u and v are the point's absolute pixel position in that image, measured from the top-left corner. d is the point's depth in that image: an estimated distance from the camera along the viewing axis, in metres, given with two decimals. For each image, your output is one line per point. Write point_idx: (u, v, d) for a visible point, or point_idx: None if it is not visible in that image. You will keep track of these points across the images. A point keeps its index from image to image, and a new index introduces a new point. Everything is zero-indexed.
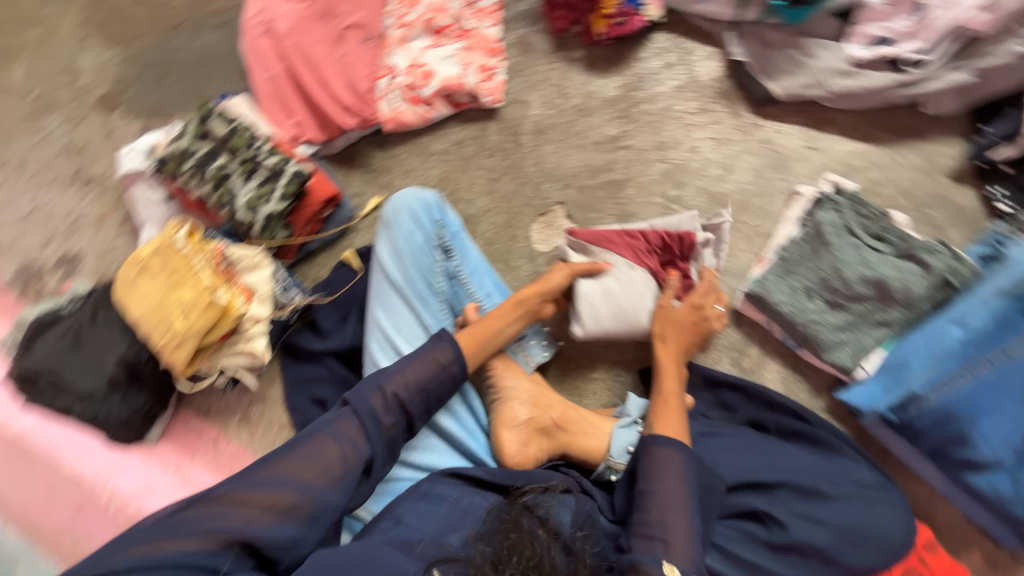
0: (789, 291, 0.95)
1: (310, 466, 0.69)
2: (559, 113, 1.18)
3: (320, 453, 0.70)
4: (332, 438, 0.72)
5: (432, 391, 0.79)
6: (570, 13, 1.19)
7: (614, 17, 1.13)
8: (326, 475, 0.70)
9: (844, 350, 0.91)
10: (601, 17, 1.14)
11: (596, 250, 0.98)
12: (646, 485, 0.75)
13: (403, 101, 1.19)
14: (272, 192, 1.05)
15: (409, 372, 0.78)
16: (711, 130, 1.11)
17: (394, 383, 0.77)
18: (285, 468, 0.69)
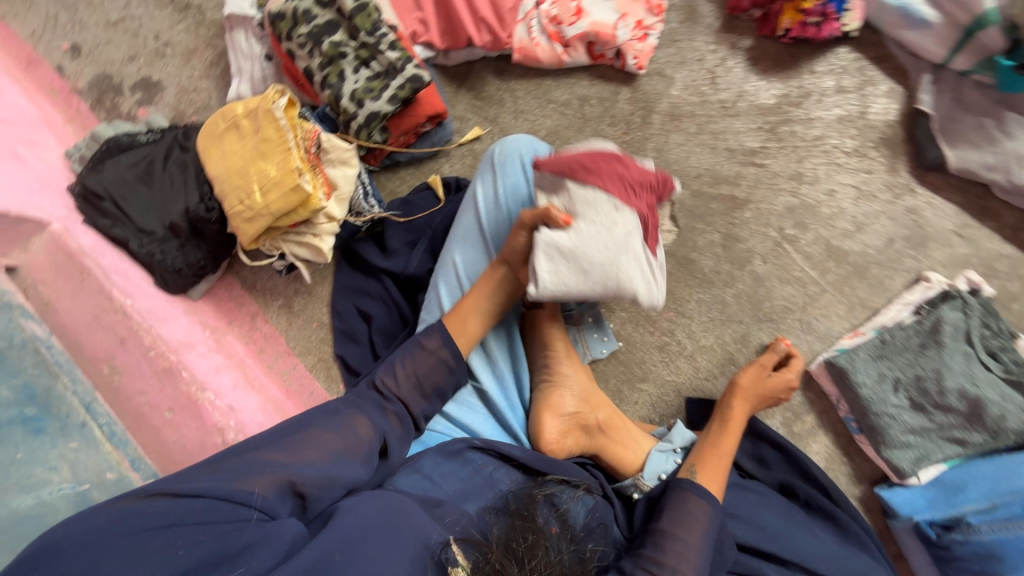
0: (876, 376, 0.89)
1: (331, 438, 0.68)
2: (701, 103, 1.06)
3: (338, 431, 0.69)
4: (346, 415, 0.71)
5: (424, 377, 0.77)
6: None
7: (810, 14, 0.98)
8: (348, 446, 0.69)
9: (907, 452, 0.87)
10: (793, 10, 0.98)
11: (569, 185, 0.78)
12: (667, 526, 0.74)
13: (541, 33, 1.06)
14: (383, 91, 0.96)
15: (409, 369, 0.77)
16: (860, 177, 0.99)
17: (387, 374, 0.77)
18: (306, 435, 0.67)
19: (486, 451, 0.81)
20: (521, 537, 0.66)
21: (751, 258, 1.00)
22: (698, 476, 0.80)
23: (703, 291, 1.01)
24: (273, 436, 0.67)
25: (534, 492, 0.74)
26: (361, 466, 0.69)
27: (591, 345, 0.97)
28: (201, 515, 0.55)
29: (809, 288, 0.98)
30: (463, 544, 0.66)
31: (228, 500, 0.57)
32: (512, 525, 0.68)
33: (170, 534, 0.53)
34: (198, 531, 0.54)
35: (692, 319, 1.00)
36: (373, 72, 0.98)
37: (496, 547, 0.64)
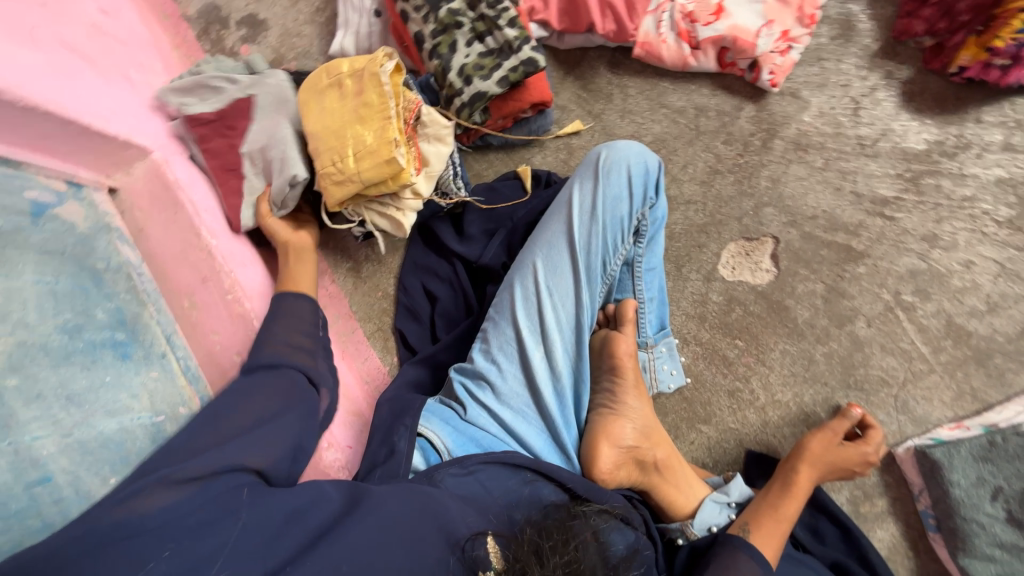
0: (973, 479, 0.82)
1: (253, 403, 0.65)
2: (836, 136, 0.94)
3: (258, 395, 0.66)
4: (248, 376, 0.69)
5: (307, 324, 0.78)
6: (940, 18, 0.88)
7: (997, 57, 0.84)
8: (276, 393, 0.67)
9: (991, 565, 0.79)
10: (977, 47, 0.85)
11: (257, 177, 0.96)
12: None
13: (671, 28, 0.97)
14: (494, 71, 0.91)
15: (284, 329, 0.76)
16: (1006, 253, 0.87)
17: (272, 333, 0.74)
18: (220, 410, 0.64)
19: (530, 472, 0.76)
20: (546, 538, 0.63)
21: (855, 318, 0.91)
22: (753, 536, 0.74)
23: (791, 343, 0.93)
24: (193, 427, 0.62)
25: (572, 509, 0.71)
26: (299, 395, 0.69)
27: (660, 375, 0.92)
28: (167, 519, 0.50)
29: (914, 364, 0.88)
30: (498, 538, 0.65)
31: (213, 484, 0.55)
32: (541, 527, 0.65)
33: (159, 531, 0.49)
34: (169, 533, 0.49)
35: (772, 370, 0.93)
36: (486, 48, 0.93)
37: (525, 542, 0.62)
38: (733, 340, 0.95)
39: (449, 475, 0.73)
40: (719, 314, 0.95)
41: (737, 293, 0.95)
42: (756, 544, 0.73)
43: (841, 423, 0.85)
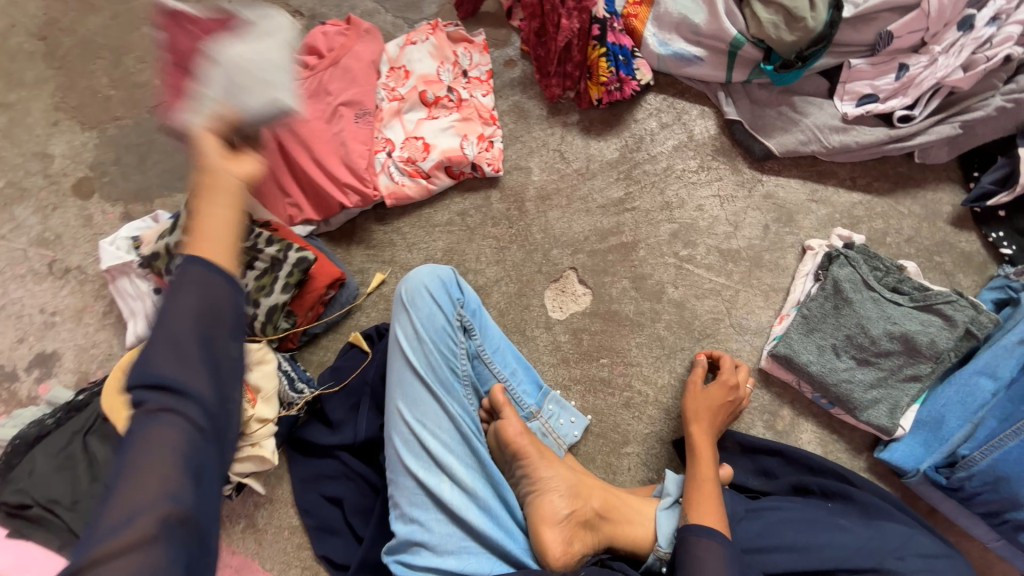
0: (817, 349, 0.93)
1: (146, 453, 0.49)
2: (561, 178, 1.18)
3: (146, 444, 0.49)
4: (197, 298, 0.53)
5: (208, 311, 0.54)
6: (564, 80, 1.19)
7: (609, 84, 1.15)
8: (169, 429, 0.50)
9: (879, 408, 0.89)
10: (595, 85, 1.16)
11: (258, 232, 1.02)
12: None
13: (403, 175, 1.18)
14: (274, 282, 0.99)
15: (182, 300, 0.52)
16: (714, 186, 1.12)
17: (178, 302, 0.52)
18: (166, 362, 0.51)
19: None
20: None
21: (664, 288, 1.07)
22: (694, 517, 0.77)
23: (638, 334, 1.05)
24: (140, 363, 0.51)
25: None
26: (210, 391, 0.52)
27: (559, 430, 0.97)
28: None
29: (724, 294, 1.05)
30: None
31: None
32: None
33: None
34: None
35: (642, 364, 1.03)
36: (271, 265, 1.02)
37: None
38: (599, 360, 1.05)
39: None
40: (574, 348, 1.06)
41: (576, 324, 1.08)
42: (699, 521, 0.75)
43: (704, 372, 0.96)
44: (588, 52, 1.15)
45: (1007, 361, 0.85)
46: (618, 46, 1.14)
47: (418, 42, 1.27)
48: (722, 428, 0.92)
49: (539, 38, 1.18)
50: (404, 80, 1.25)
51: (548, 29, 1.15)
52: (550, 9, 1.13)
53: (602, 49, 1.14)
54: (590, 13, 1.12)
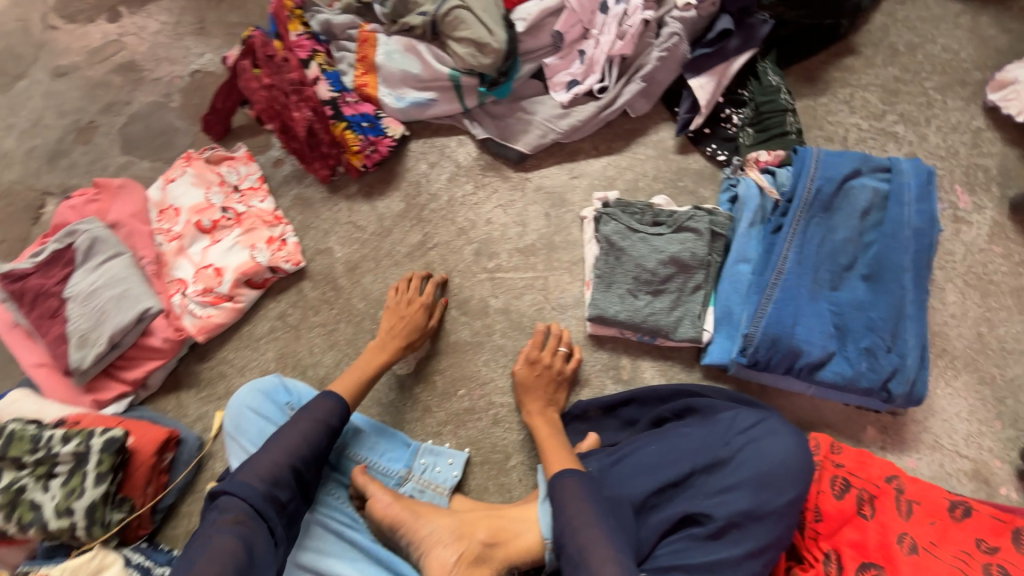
0: (619, 299, 1.03)
1: (208, 561, 0.70)
2: (362, 245, 1.22)
3: (213, 554, 0.71)
4: (296, 452, 0.84)
5: (314, 445, 0.86)
6: (327, 160, 1.25)
7: (364, 150, 1.23)
8: (235, 543, 0.73)
9: (685, 324, 1.01)
10: (353, 154, 1.22)
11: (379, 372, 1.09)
12: (568, 516, 0.77)
13: (204, 306, 1.13)
14: (84, 480, 0.90)
15: (287, 432, 0.86)
16: (493, 198, 1.22)
17: (288, 432, 0.86)
18: (260, 481, 0.80)
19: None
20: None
21: (487, 302, 1.14)
22: (555, 470, 0.87)
23: (481, 353, 1.10)
24: (240, 480, 0.79)
25: None
26: (281, 519, 0.80)
27: (438, 478, 0.98)
28: None
29: (537, 285, 1.14)
30: None
31: None
32: None
33: None
34: None
35: (495, 379, 1.07)
36: (361, 369, 1.00)
37: None
38: (458, 393, 1.07)
39: None
40: (431, 393, 1.07)
41: (424, 370, 1.09)
42: (559, 471, 0.84)
43: (529, 355, 1.03)
44: (333, 130, 1.22)
45: (749, 245, 1.01)
46: (360, 115, 1.24)
47: (177, 178, 1.26)
48: (559, 400, 1.02)
49: (285, 132, 1.24)
50: (175, 217, 1.22)
51: (287, 122, 1.23)
52: (281, 106, 1.22)
53: (344, 124, 1.22)
54: (319, 98, 1.22)
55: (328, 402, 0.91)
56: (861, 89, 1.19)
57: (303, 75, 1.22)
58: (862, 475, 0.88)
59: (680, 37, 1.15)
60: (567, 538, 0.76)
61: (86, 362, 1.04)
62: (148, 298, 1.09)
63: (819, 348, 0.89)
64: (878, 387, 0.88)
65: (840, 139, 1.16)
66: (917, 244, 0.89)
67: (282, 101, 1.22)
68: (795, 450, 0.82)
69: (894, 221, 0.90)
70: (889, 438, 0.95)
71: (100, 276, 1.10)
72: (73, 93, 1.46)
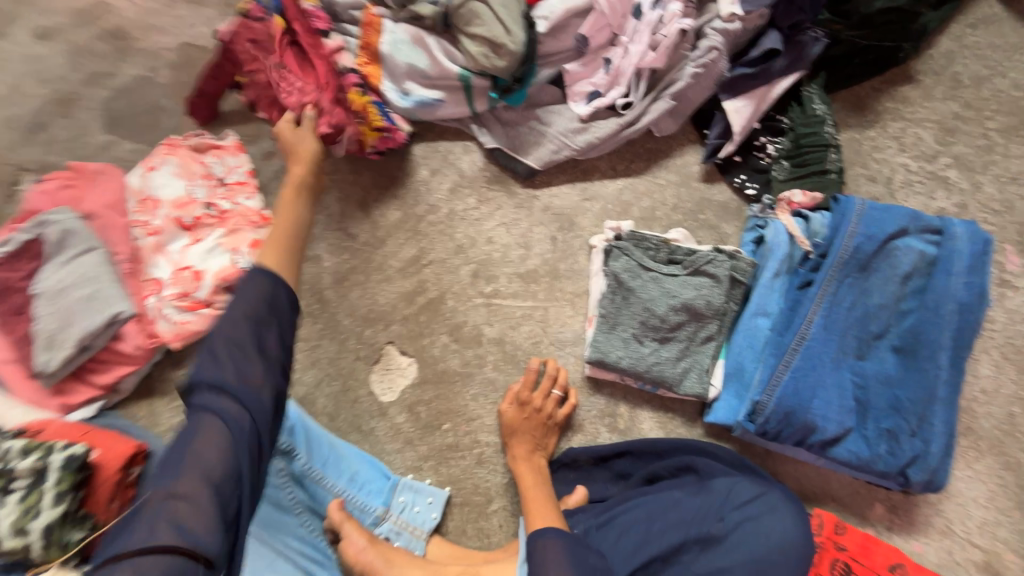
0: (623, 344, 0.95)
1: (198, 448, 0.58)
2: (353, 255, 1.13)
3: (200, 440, 0.59)
4: (256, 334, 0.65)
5: (275, 322, 0.68)
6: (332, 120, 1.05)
7: (384, 130, 1.10)
8: (226, 430, 0.60)
9: (692, 378, 0.93)
10: (372, 130, 1.08)
11: (386, 381, 1.05)
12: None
13: (183, 312, 1.06)
14: (43, 497, 0.85)
15: (237, 309, 0.65)
16: (497, 215, 1.12)
17: (235, 304, 0.66)
18: (224, 364, 0.62)
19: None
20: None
21: (481, 330, 1.06)
22: (537, 527, 0.81)
23: (470, 385, 1.03)
24: (200, 364, 0.62)
25: None
26: (274, 393, 0.65)
27: (415, 520, 0.94)
28: None
29: (537, 315, 1.06)
30: None
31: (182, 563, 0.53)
32: None
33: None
34: None
35: (483, 415, 1.01)
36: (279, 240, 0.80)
37: None
38: (443, 427, 1.01)
39: None
40: (415, 425, 1.02)
41: (409, 398, 1.03)
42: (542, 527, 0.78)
43: (521, 395, 0.97)
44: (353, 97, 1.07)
45: (771, 297, 0.92)
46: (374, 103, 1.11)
47: (159, 167, 1.16)
48: (549, 446, 0.96)
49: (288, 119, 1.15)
50: (154, 211, 1.13)
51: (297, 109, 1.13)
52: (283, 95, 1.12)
53: (367, 96, 1.09)
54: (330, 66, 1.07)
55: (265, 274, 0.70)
56: (915, 124, 1.07)
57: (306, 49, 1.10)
58: (864, 561, 0.82)
59: (720, 52, 1.02)
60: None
61: (52, 364, 0.99)
62: (120, 300, 1.02)
63: (836, 424, 0.81)
64: (895, 472, 0.81)
65: (884, 179, 1.05)
66: (960, 320, 0.79)
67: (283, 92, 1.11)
68: (796, 535, 0.77)
69: (939, 293, 0.80)
70: (898, 518, 0.88)
71: (70, 272, 1.02)
72: (55, 58, 1.35)
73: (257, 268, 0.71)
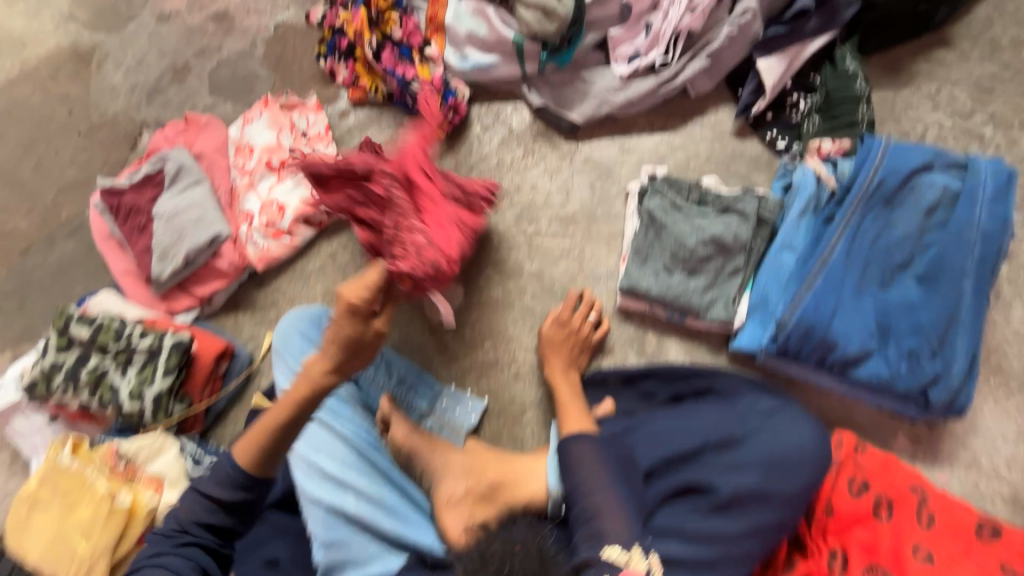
0: (654, 275, 1.03)
1: None
2: None
3: (156, 571, 0.81)
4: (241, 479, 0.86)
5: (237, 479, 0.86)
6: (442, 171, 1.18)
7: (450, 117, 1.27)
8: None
9: (718, 306, 1.00)
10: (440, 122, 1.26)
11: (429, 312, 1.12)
12: (579, 480, 0.81)
13: (267, 239, 1.24)
14: (155, 372, 1.02)
15: (186, 505, 0.85)
16: (541, 164, 1.24)
17: (204, 483, 0.87)
18: (182, 516, 0.85)
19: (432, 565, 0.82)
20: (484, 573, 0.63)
21: (522, 264, 1.17)
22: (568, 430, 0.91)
23: (511, 311, 1.14)
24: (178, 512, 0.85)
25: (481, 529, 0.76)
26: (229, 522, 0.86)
27: (456, 419, 1.05)
28: None
29: (574, 252, 1.16)
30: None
31: None
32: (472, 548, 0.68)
33: None
34: None
35: (521, 337, 1.12)
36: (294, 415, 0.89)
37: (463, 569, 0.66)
38: (484, 346, 1.12)
39: None
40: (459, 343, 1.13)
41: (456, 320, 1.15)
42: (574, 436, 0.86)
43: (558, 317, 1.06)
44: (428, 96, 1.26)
45: (797, 234, 0.98)
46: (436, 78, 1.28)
47: (254, 120, 1.36)
48: (581, 364, 1.05)
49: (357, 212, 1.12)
50: (249, 155, 1.33)
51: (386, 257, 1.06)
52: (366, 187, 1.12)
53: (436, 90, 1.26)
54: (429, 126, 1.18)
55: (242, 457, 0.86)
56: (951, 84, 1.10)
57: (417, 165, 1.08)
58: (884, 478, 0.85)
59: (753, 14, 1.11)
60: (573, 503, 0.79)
61: (164, 275, 1.18)
62: (220, 223, 1.21)
63: (857, 344, 0.86)
64: (915, 392, 0.84)
65: (916, 135, 1.09)
66: (984, 249, 0.83)
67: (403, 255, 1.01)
68: (814, 441, 0.82)
69: (962, 222, 0.84)
70: (922, 448, 0.91)
71: (183, 200, 1.22)
72: (174, 35, 1.60)
73: (232, 457, 0.86)
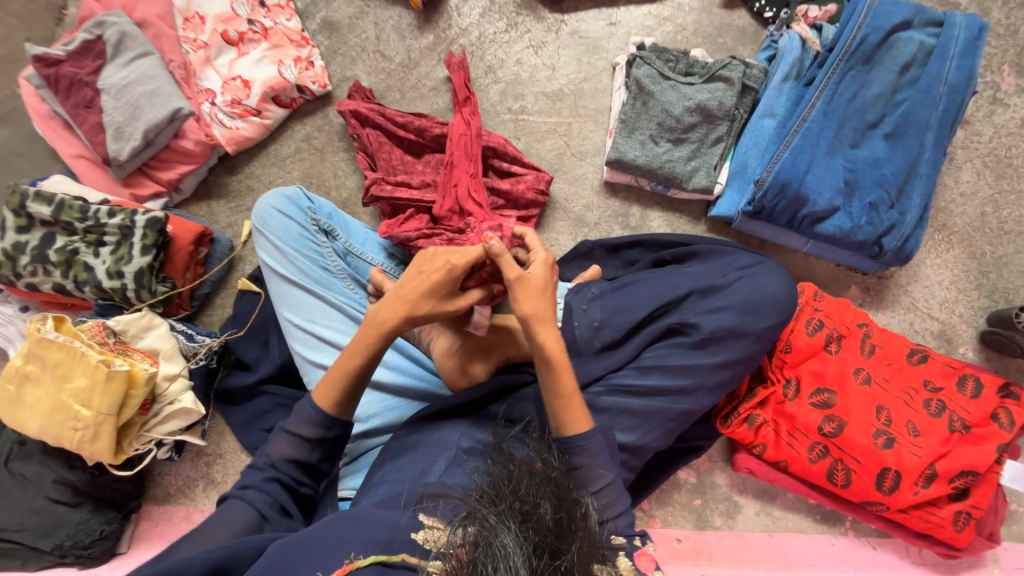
0: (640, 145, 1.04)
1: (221, 519, 0.69)
2: (389, 75, 1.21)
3: (229, 511, 0.70)
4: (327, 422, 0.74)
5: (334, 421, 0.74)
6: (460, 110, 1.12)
7: None
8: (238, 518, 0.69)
9: (700, 174, 1.02)
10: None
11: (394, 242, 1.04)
12: (581, 459, 0.70)
13: (234, 118, 1.16)
14: (132, 249, 0.98)
15: (278, 449, 0.74)
16: (526, 37, 1.18)
17: (297, 423, 0.74)
18: (279, 456, 0.73)
19: (434, 417, 0.84)
20: (508, 488, 0.61)
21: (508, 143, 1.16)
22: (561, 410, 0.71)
23: None
24: (270, 452, 0.74)
25: (498, 441, 0.73)
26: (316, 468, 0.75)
27: None
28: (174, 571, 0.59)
29: (561, 130, 1.15)
30: (434, 506, 0.63)
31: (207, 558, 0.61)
32: (491, 472, 0.65)
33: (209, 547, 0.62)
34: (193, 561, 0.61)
35: None
36: (374, 360, 0.76)
37: (478, 489, 0.61)
38: None
39: (387, 469, 0.78)
40: None
41: None
42: (588, 429, 0.71)
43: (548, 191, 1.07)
44: None
45: (779, 99, 1.00)
46: None
47: None
48: None
49: (377, 155, 1.09)
50: (201, 26, 1.19)
51: (410, 210, 1.04)
52: (407, 141, 1.11)
53: None
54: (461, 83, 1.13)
55: (324, 402, 0.73)
56: None
57: (465, 149, 1.05)
58: (839, 318, 0.95)
59: None
60: (575, 477, 0.68)
61: (122, 154, 1.08)
62: (178, 98, 1.10)
63: (827, 199, 0.93)
64: (871, 241, 0.93)
65: None
66: (948, 101, 0.89)
67: (449, 214, 1.02)
68: (785, 287, 0.89)
69: (932, 77, 0.89)
70: (869, 296, 1.02)
71: (132, 72, 1.10)
72: None
73: (312, 401, 0.74)
